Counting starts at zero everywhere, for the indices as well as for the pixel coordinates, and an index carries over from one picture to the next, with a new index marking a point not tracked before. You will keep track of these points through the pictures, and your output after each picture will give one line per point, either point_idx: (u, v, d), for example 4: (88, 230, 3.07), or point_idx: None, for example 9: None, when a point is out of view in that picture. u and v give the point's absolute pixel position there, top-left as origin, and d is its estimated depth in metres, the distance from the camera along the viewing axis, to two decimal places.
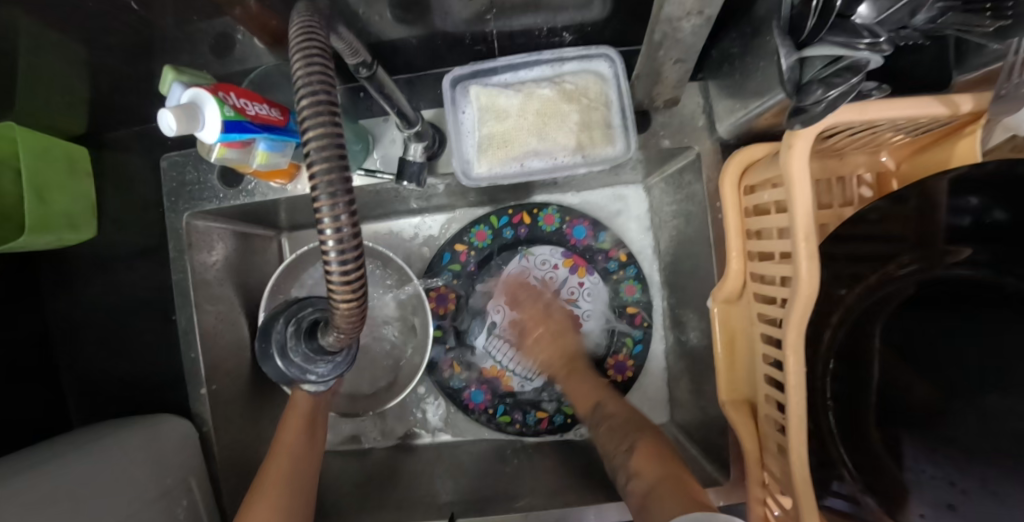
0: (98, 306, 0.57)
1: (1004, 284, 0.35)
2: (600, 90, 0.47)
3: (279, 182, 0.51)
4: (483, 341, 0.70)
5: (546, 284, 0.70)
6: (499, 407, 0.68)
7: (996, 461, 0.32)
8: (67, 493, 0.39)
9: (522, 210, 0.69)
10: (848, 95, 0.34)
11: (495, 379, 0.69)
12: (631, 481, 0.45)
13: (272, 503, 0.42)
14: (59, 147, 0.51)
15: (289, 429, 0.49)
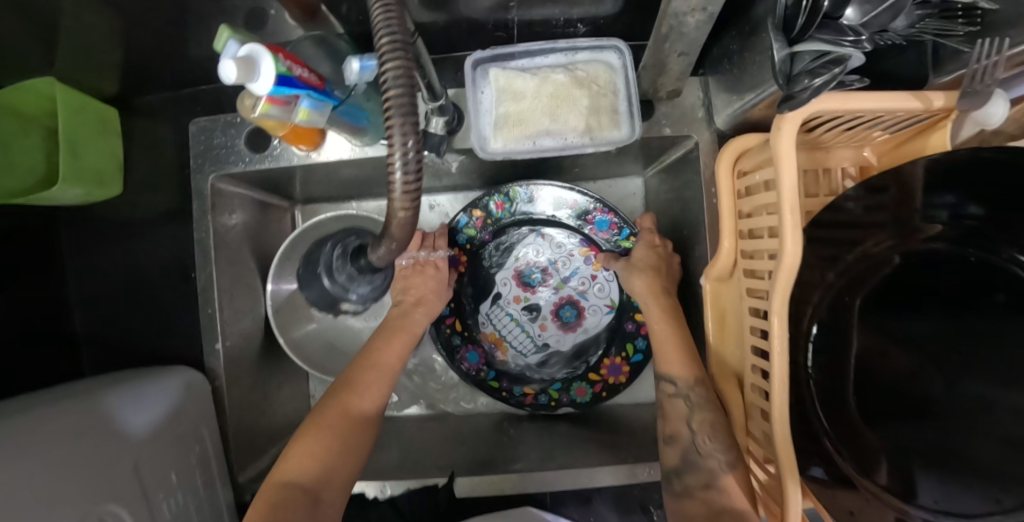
0: (118, 262, 0.59)
1: (968, 255, 0.40)
2: (609, 79, 0.51)
3: (303, 148, 0.53)
4: (486, 308, 0.71)
5: (557, 268, 0.70)
6: (489, 373, 0.68)
7: (967, 411, 0.39)
8: (85, 428, 0.41)
9: (546, 187, 0.67)
10: (828, 86, 0.38)
11: (493, 345, 0.70)
12: (712, 492, 0.46)
13: (325, 436, 0.49)
14: (93, 108, 0.54)
15: (368, 375, 0.54)
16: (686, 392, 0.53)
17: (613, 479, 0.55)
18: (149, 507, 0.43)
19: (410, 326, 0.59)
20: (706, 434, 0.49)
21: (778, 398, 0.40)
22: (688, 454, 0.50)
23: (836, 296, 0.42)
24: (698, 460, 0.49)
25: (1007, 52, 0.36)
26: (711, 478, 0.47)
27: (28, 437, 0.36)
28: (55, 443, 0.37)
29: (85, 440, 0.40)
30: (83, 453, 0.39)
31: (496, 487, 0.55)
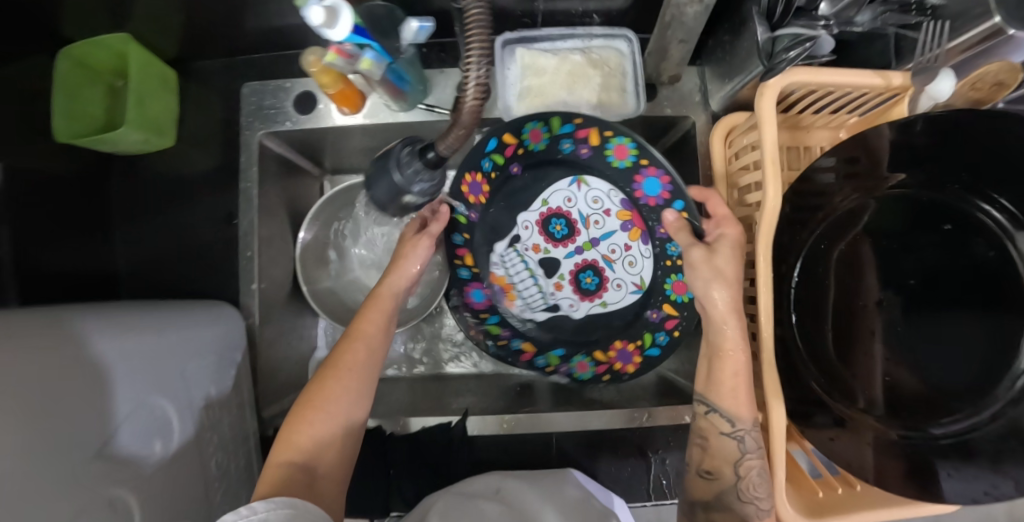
0: (163, 208, 0.65)
1: (920, 198, 0.48)
2: (618, 62, 0.59)
3: (346, 110, 0.60)
4: (501, 249, 0.69)
5: (586, 225, 0.68)
6: (491, 317, 0.70)
7: (922, 322, 0.48)
8: (128, 337, 0.44)
9: (593, 127, 0.59)
10: (799, 59, 0.48)
11: (500, 289, 0.70)
12: None
13: (315, 418, 0.47)
14: (157, 68, 0.60)
15: (350, 355, 0.51)
16: (741, 432, 0.48)
17: (613, 422, 0.60)
18: (193, 412, 0.48)
19: (382, 298, 0.56)
20: (751, 481, 0.47)
21: (763, 339, 0.47)
22: (729, 498, 0.48)
23: (814, 247, 0.50)
24: (743, 507, 0.48)
25: (945, 46, 0.47)
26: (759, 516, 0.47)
27: (101, 329, 0.42)
28: (125, 334, 0.44)
29: (127, 348, 0.43)
30: (124, 360, 0.42)
31: (507, 427, 0.59)
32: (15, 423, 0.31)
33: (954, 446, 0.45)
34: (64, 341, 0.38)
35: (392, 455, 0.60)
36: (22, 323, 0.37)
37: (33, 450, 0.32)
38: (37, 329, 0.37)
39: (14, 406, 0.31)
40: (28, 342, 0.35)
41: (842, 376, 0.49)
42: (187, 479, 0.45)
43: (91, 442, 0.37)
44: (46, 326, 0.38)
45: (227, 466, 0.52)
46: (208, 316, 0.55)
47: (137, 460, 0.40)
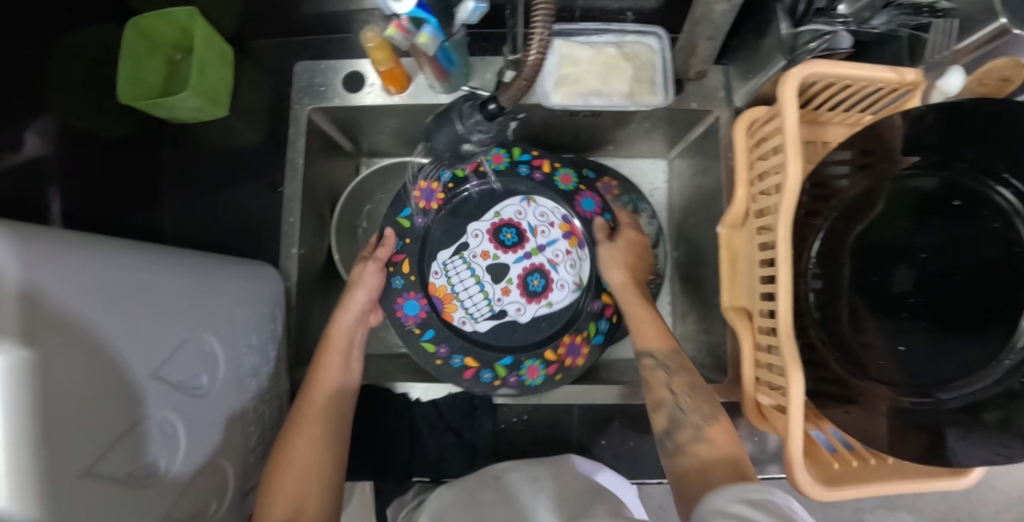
0: (218, 176, 0.70)
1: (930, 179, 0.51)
2: (649, 57, 0.63)
3: (392, 90, 0.64)
4: (443, 257, 0.69)
5: (534, 234, 0.71)
6: (427, 331, 0.64)
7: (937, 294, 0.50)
8: (187, 276, 0.46)
9: (546, 159, 0.71)
10: (819, 50, 0.53)
11: (439, 300, 0.68)
12: (705, 445, 0.48)
13: (300, 458, 0.48)
14: (218, 43, 0.65)
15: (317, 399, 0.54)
16: (665, 357, 0.55)
17: (631, 396, 0.62)
18: (235, 354, 0.50)
19: (336, 339, 0.59)
20: (685, 393, 0.52)
21: (782, 311, 0.50)
22: (673, 414, 0.51)
23: (831, 229, 0.54)
24: (684, 417, 0.50)
25: (954, 48, 0.51)
26: (698, 429, 0.49)
27: (166, 262, 0.45)
28: (187, 271, 0.47)
29: (186, 287, 0.45)
30: (184, 298, 0.44)
31: (531, 397, 0.62)
32: (90, 327, 0.33)
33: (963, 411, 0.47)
34: (136, 263, 0.41)
35: (417, 417, 0.62)
36: (104, 246, 0.39)
37: (104, 358, 0.34)
38: (117, 252, 0.40)
39: (91, 315, 0.34)
40: (110, 262, 0.38)
41: (853, 348, 0.52)
42: (224, 415, 0.47)
43: (150, 364, 0.39)
44: (120, 249, 0.41)
45: (261, 413, 0.54)
46: (253, 269, 0.58)
47: (189, 387, 0.43)
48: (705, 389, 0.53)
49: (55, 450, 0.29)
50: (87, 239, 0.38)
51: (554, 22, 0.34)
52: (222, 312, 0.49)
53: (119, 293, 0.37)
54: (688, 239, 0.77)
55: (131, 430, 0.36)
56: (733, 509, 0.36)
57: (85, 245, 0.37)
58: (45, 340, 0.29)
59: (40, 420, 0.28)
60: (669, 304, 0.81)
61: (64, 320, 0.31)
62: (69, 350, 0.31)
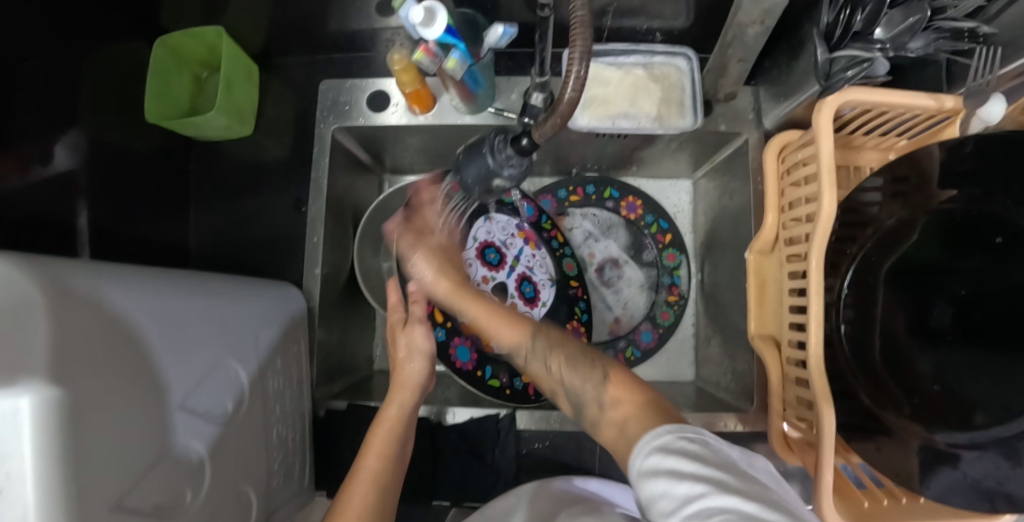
0: (242, 194, 0.71)
1: (972, 211, 0.49)
2: (678, 79, 0.62)
3: (416, 110, 0.64)
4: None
5: (507, 249, 0.73)
6: (487, 370, 0.69)
7: (981, 327, 0.47)
8: (214, 303, 0.46)
9: None
10: (856, 78, 0.51)
11: (475, 335, 0.70)
12: (607, 410, 0.45)
13: None
14: (245, 61, 0.65)
15: (370, 456, 0.49)
16: (533, 350, 0.56)
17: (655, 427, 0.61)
18: (261, 379, 0.50)
19: (390, 416, 0.54)
20: (564, 369, 0.52)
21: (814, 345, 0.49)
22: (572, 398, 0.50)
23: (863, 261, 0.52)
24: (581, 394, 0.49)
25: (997, 73, 0.48)
26: (598, 397, 0.47)
27: (194, 287, 0.46)
28: (215, 298, 0.47)
29: (213, 314, 0.45)
30: (211, 326, 0.44)
31: (555, 422, 0.61)
32: (120, 359, 0.34)
33: (1003, 453, 0.45)
34: (165, 291, 0.41)
35: (438, 441, 0.62)
36: (125, 275, 0.39)
37: (132, 390, 0.35)
38: (149, 281, 0.40)
39: (121, 346, 0.34)
40: (143, 292, 0.38)
41: (888, 383, 0.50)
42: (250, 441, 0.47)
43: (179, 395, 0.39)
44: (151, 278, 0.41)
45: (286, 437, 0.54)
46: (278, 291, 0.58)
47: (214, 416, 0.43)
48: (587, 350, 0.53)
49: (84, 486, 0.29)
50: (119, 269, 0.39)
51: (591, 59, 0.33)
52: (247, 337, 0.49)
53: (151, 322, 0.38)
54: (714, 261, 0.76)
55: (159, 462, 0.36)
56: (650, 463, 0.35)
57: (114, 275, 0.37)
58: (75, 379, 0.29)
59: (68, 457, 0.28)
60: (693, 326, 0.80)
61: (95, 352, 0.32)
62: (101, 384, 0.31)
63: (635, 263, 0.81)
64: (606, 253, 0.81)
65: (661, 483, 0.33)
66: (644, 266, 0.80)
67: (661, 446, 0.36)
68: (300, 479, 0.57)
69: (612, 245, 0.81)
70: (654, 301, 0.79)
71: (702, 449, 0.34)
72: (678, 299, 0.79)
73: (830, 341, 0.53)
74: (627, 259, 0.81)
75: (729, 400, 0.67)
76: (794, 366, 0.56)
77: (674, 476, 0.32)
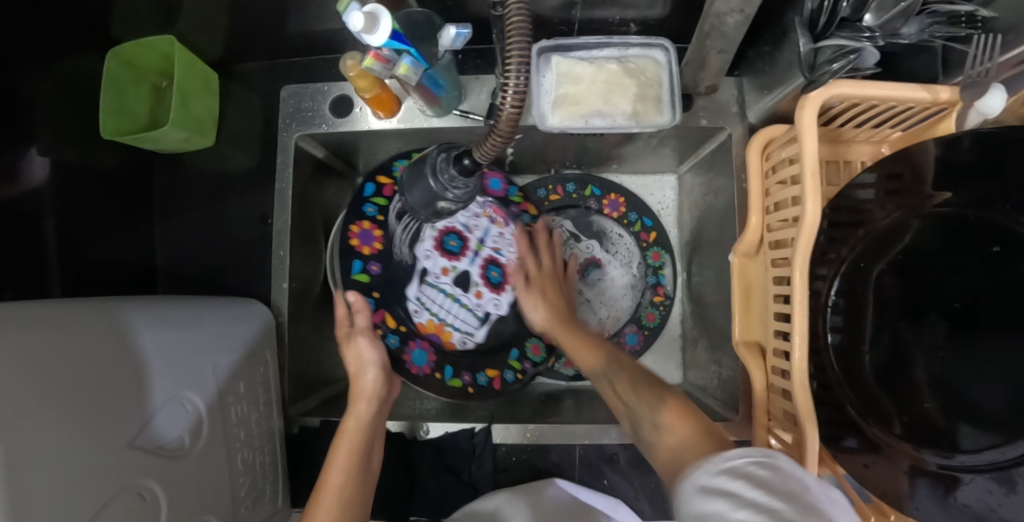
0: (209, 207, 0.69)
1: (965, 215, 0.46)
2: (655, 72, 0.58)
3: (380, 115, 0.61)
4: (414, 293, 0.69)
5: (471, 231, 0.71)
6: (448, 370, 0.68)
7: (971, 338, 0.45)
8: (153, 337, 0.44)
9: None
10: (843, 71, 0.47)
11: (435, 333, 0.69)
12: (662, 439, 0.43)
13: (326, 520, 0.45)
14: (200, 68, 0.62)
15: (341, 449, 0.51)
16: (607, 373, 0.54)
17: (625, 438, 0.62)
18: (221, 404, 0.49)
19: (350, 430, 0.53)
20: (629, 392, 0.50)
21: (797, 359, 0.46)
22: (633, 420, 0.48)
23: (852, 265, 0.49)
24: (641, 419, 0.46)
25: (997, 60, 0.44)
26: (654, 420, 0.45)
27: (131, 322, 0.43)
28: (154, 330, 0.45)
29: (151, 351, 0.43)
30: (154, 361, 0.43)
31: (531, 436, 0.62)
32: (54, 405, 0.32)
33: (998, 478, 0.42)
34: (99, 331, 0.40)
35: (415, 457, 0.62)
36: (54, 317, 0.37)
37: (74, 437, 0.33)
38: (80, 322, 0.38)
39: (55, 393, 0.33)
40: (73, 334, 0.37)
41: (874, 397, 0.48)
42: (212, 471, 0.47)
43: (127, 434, 0.38)
44: (82, 321, 0.39)
45: (252, 462, 0.54)
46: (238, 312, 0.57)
47: (166, 452, 0.42)
48: (655, 383, 0.49)
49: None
50: (45, 313, 0.37)
51: (530, 68, 0.30)
52: (199, 366, 0.47)
53: (86, 364, 0.36)
54: (700, 260, 0.73)
55: (111, 503, 0.35)
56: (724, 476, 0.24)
57: (38, 319, 0.35)
58: (6, 431, 0.28)
59: (13, 505, 0.27)
60: (679, 327, 0.78)
61: (25, 400, 0.30)
62: (37, 431, 0.30)
63: (620, 264, 0.78)
64: (588, 254, 0.78)
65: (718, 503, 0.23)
66: (627, 267, 0.78)
67: (752, 463, 0.25)
68: (273, 499, 0.58)
69: (595, 246, 0.78)
70: (639, 302, 0.77)
71: (802, 491, 0.21)
72: (663, 299, 0.76)
73: (819, 357, 0.50)
74: (610, 259, 0.78)
75: (715, 406, 0.65)
76: (778, 375, 0.54)
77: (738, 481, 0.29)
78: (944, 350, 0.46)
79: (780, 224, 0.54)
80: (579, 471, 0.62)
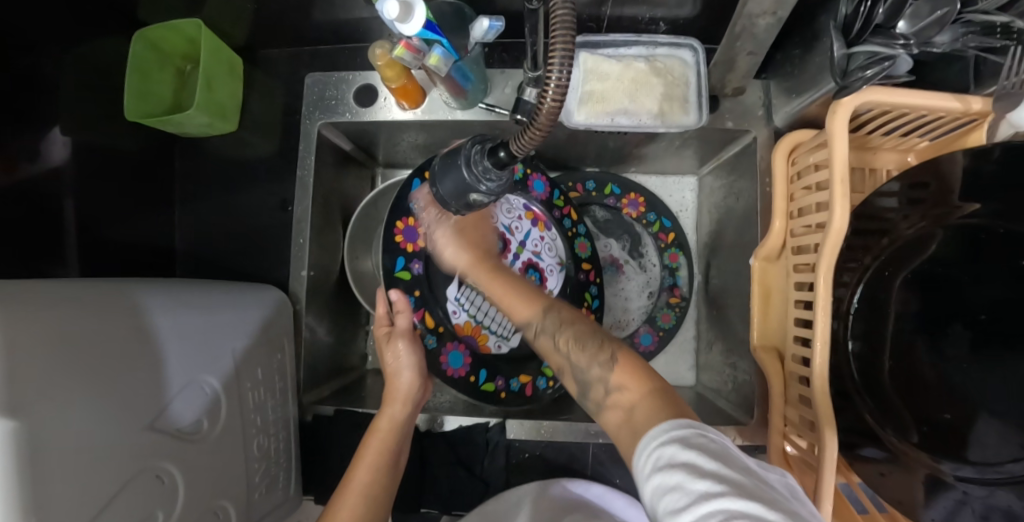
0: (228, 192, 0.70)
1: (996, 227, 0.45)
2: (683, 72, 0.58)
3: (404, 105, 0.61)
4: (453, 293, 0.65)
5: (512, 234, 0.67)
6: (482, 374, 0.66)
7: (996, 350, 0.45)
8: (177, 319, 0.44)
9: None
10: (876, 78, 0.46)
11: (471, 336, 0.66)
12: (613, 396, 0.40)
13: (352, 512, 0.48)
14: (225, 52, 0.62)
15: (372, 446, 0.52)
16: (543, 324, 0.50)
17: None
18: (237, 388, 0.49)
19: (381, 430, 0.54)
20: (574, 346, 0.47)
21: (819, 365, 0.45)
22: (576, 376, 0.45)
23: (876, 273, 0.48)
24: (585, 376, 0.44)
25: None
26: (605, 381, 0.42)
27: (155, 303, 0.43)
28: (176, 310, 0.45)
29: (175, 334, 0.43)
30: (176, 343, 0.43)
31: (545, 433, 0.61)
32: (76, 385, 0.32)
33: (1017, 492, 0.43)
34: (118, 314, 0.39)
35: (427, 448, 0.63)
36: (77, 297, 0.37)
37: (97, 417, 0.33)
38: (97, 303, 0.38)
39: (75, 372, 0.32)
40: (93, 314, 0.36)
41: (896, 406, 0.47)
42: (229, 455, 0.47)
43: (148, 416, 0.38)
44: (107, 301, 0.39)
45: (267, 448, 0.54)
46: (255, 297, 0.57)
47: (184, 435, 0.41)
48: (598, 332, 0.47)
49: (49, 514, 0.27)
50: (70, 293, 0.37)
51: (574, 62, 0.30)
52: (218, 350, 0.47)
53: (103, 347, 0.36)
54: (719, 263, 0.72)
55: (129, 486, 0.35)
56: (664, 453, 0.31)
57: (61, 299, 0.35)
58: (30, 411, 0.28)
59: (33, 486, 0.26)
60: (693, 328, 0.78)
61: (46, 379, 0.30)
62: (59, 410, 0.30)
63: (637, 264, 0.79)
64: (608, 252, 0.79)
65: (680, 474, 0.28)
66: (643, 267, 0.78)
67: (678, 439, 0.31)
68: (285, 486, 0.58)
69: (613, 245, 0.79)
70: (654, 303, 0.77)
71: (728, 450, 0.30)
72: (680, 301, 0.76)
73: (837, 363, 0.50)
74: (626, 258, 0.79)
75: (728, 409, 0.66)
76: (796, 381, 0.53)
77: (692, 470, 0.28)
78: (968, 362, 0.45)
79: (804, 229, 0.54)
80: (591, 468, 0.63)
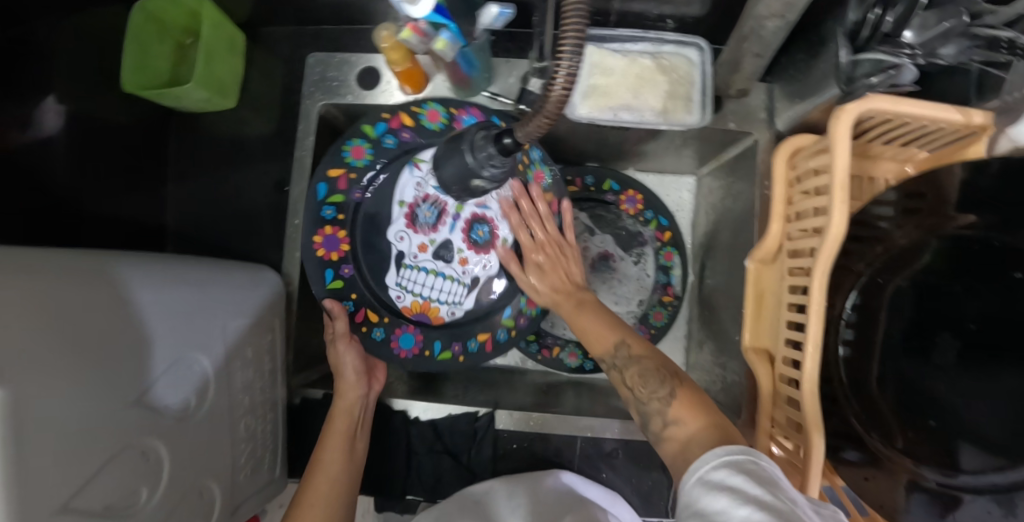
0: (224, 171, 0.69)
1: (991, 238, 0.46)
2: (688, 71, 0.58)
3: (407, 90, 0.61)
4: (393, 279, 0.60)
5: (446, 193, 0.59)
6: (435, 345, 0.61)
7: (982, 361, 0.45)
8: (170, 296, 0.44)
9: (399, 111, 0.58)
10: (878, 85, 0.48)
11: (421, 314, 0.61)
12: (670, 430, 0.44)
13: (320, 499, 0.53)
14: (226, 27, 0.61)
15: (333, 439, 0.56)
16: (615, 360, 0.52)
17: (624, 434, 0.63)
18: (226, 368, 0.49)
19: (340, 418, 0.58)
20: (640, 382, 0.48)
21: (809, 369, 0.46)
22: (639, 409, 0.47)
23: (869, 280, 0.49)
24: (647, 408, 0.46)
25: None
26: (665, 412, 0.45)
27: (146, 279, 0.43)
28: (168, 286, 0.44)
29: (167, 309, 0.43)
30: (168, 321, 0.42)
31: (534, 424, 0.63)
32: (68, 356, 0.32)
33: (997, 500, 0.43)
34: (112, 287, 0.38)
35: (414, 436, 0.63)
36: (68, 268, 0.36)
37: (86, 391, 0.33)
38: (88, 275, 0.37)
39: (67, 342, 0.32)
40: (86, 286, 0.36)
41: (883, 413, 0.48)
42: (215, 434, 0.47)
43: (135, 393, 0.37)
44: (98, 273, 0.38)
45: (254, 429, 0.54)
46: (247, 277, 0.56)
47: (172, 413, 0.41)
48: (665, 372, 0.48)
49: (34, 486, 0.27)
50: (56, 263, 0.36)
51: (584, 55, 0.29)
52: (209, 329, 0.47)
53: (94, 319, 0.35)
54: (713, 264, 0.73)
55: (114, 462, 0.35)
56: (713, 476, 0.33)
57: (50, 269, 0.34)
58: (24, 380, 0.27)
59: (22, 455, 0.26)
60: (684, 326, 0.79)
61: (38, 348, 0.29)
62: (51, 380, 0.29)
63: (634, 260, 0.79)
64: (602, 248, 0.78)
65: (722, 498, 0.30)
66: (638, 264, 0.78)
67: (731, 465, 0.34)
68: (270, 468, 0.58)
69: (608, 240, 0.79)
70: (647, 300, 0.77)
71: (779, 482, 0.31)
72: (672, 299, 0.77)
73: (827, 367, 0.50)
74: (622, 254, 0.79)
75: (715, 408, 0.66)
76: (785, 384, 0.53)
77: (733, 494, 0.30)
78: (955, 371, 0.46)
79: (801, 233, 0.54)
80: (578, 462, 0.64)
